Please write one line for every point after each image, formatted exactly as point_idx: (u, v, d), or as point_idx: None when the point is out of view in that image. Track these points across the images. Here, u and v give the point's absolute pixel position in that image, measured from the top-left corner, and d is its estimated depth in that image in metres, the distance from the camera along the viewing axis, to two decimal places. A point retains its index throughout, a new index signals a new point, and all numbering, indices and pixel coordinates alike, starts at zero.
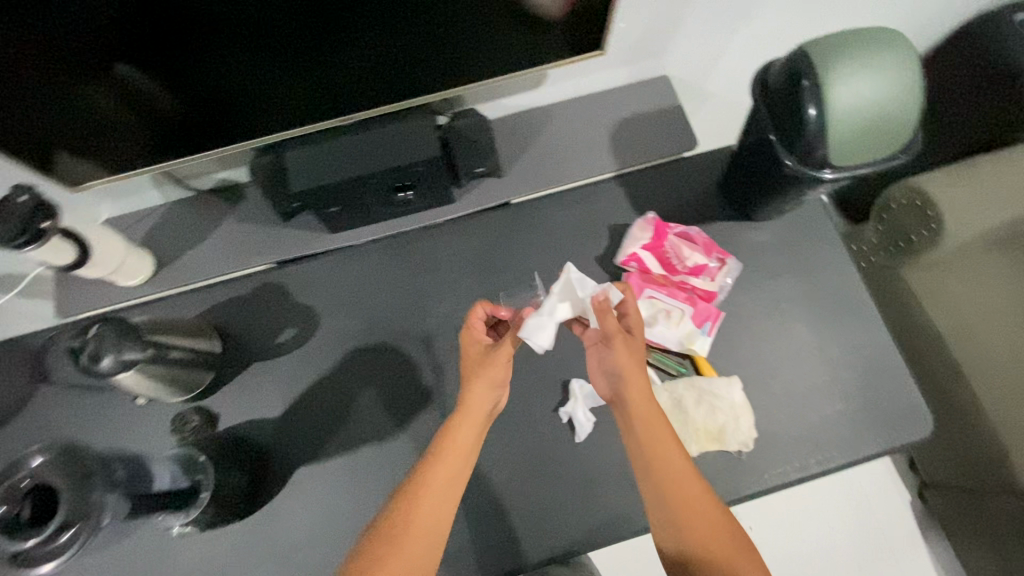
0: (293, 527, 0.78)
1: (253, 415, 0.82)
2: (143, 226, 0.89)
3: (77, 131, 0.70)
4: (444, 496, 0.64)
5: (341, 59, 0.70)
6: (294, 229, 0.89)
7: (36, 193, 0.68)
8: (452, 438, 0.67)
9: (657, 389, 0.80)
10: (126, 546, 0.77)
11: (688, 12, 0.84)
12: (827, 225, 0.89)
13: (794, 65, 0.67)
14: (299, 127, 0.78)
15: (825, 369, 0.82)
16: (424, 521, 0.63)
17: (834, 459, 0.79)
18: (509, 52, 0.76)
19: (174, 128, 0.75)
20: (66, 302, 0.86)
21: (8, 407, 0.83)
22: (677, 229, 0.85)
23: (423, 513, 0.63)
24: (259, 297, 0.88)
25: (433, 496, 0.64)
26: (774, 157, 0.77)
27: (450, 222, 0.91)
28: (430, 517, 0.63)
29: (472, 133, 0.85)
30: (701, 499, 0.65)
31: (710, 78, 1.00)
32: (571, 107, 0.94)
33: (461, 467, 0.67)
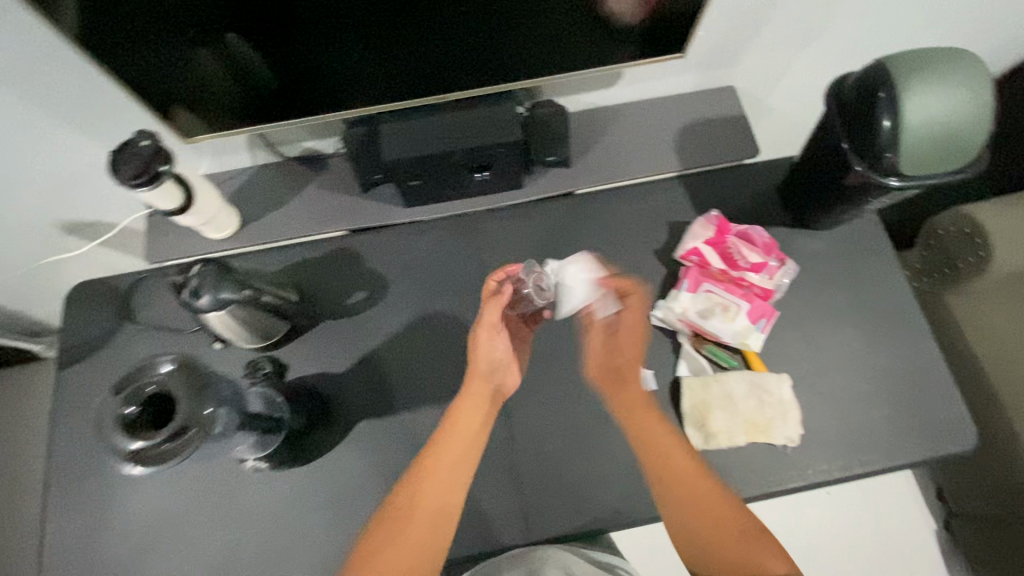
0: (349, 476, 0.81)
1: (319, 367, 0.87)
2: (233, 184, 0.95)
3: (196, 86, 0.76)
4: (448, 479, 0.71)
5: (442, 40, 0.75)
6: (370, 200, 0.95)
7: (157, 139, 0.74)
8: (455, 426, 0.74)
9: (709, 379, 0.83)
10: (193, 478, 0.81)
11: (761, 26, 0.89)
12: (881, 238, 0.92)
13: (872, 78, 0.71)
14: (391, 102, 0.83)
15: (872, 376, 0.85)
16: (429, 509, 0.69)
17: (877, 463, 0.81)
18: (595, 48, 0.81)
19: (268, 98, 0.80)
20: (156, 248, 0.92)
21: (96, 340, 0.89)
22: (739, 227, 0.88)
23: (427, 496, 0.70)
24: (334, 261, 0.93)
25: (436, 481, 0.71)
26: (839, 167, 0.80)
27: (517, 206, 0.96)
28: (437, 500, 0.70)
29: (550, 123, 0.90)
30: (707, 496, 0.69)
31: (772, 92, 1.04)
32: (640, 106, 0.99)
33: (464, 452, 0.73)
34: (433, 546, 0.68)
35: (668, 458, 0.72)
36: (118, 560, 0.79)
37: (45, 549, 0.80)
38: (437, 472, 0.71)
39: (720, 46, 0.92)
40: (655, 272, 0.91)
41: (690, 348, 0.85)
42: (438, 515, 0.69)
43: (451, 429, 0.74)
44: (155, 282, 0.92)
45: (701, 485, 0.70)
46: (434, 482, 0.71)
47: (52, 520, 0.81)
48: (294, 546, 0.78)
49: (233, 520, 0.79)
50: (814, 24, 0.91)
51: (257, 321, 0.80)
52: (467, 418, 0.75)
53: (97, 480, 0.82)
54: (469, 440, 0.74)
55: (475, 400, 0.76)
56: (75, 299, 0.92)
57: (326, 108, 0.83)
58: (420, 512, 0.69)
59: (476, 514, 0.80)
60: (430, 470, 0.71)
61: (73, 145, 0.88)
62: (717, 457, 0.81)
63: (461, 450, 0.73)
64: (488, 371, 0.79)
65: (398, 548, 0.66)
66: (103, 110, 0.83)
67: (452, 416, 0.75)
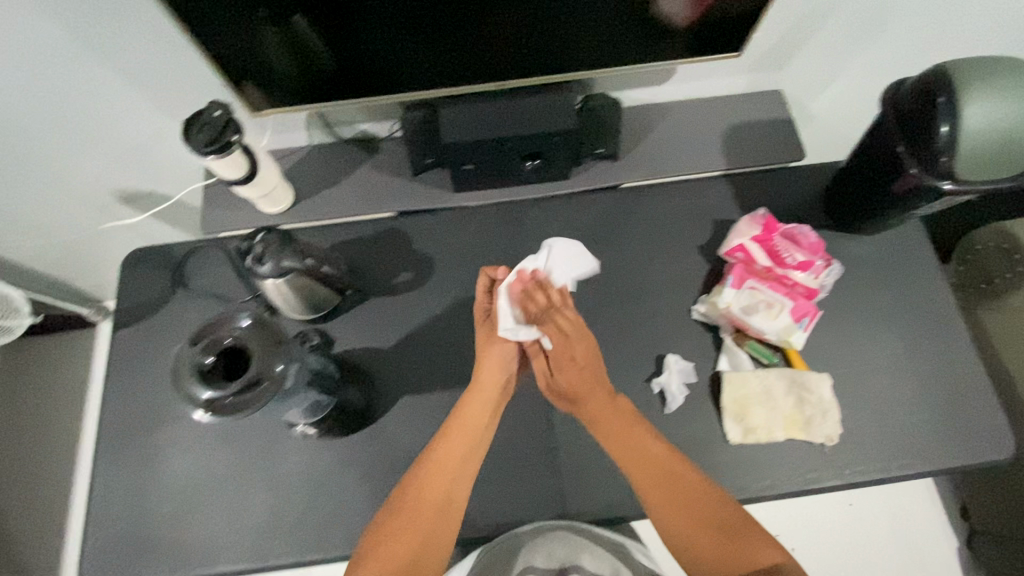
0: (391, 450, 0.82)
1: (364, 342, 0.89)
2: (288, 161, 0.98)
3: (267, 60, 0.79)
4: (451, 474, 0.73)
5: (508, 27, 0.77)
6: (421, 182, 0.97)
7: (229, 109, 0.76)
8: (457, 425, 0.76)
9: (750, 374, 0.83)
10: (238, 442, 0.83)
11: (814, 30, 0.91)
12: (924, 246, 0.92)
13: (930, 84, 0.72)
14: (451, 86, 0.85)
15: (913, 380, 0.85)
16: (437, 503, 0.72)
17: (915, 467, 0.81)
18: (655, 44, 0.83)
19: (327, 81, 0.83)
20: (211, 219, 0.95)
21: (150, 304, 0.92)
22: (786, 227, 0.89)
23: (426, 494, 0.72)
24: (382, 240, 0.95)
25: (436, 478, 0.73)
26: (890, 172, 0.81)
27: (563, 196, 0.98)
28: (440, 496, 0.72)
29: (606, 114, 0.91)
30: (697, 499, 0.71)
31: (817, 98, 1.06)
32: (688, 105, 1.00)
33: (466, 448, 0.75)
34: (436, 540, 0.70)
35: (653, 465, 0.73)
36: (162, 517, 0.80)
37: (92, 502, 0.82)
38: (437, 470, 0.73)
39: (771, 49, 0.94)
40: (697, 267, 0.92)
41: (732, 343, 0.86)
42: (440, 511, 0.72)
43: (455, 427, 0.76)
44: (209, 252, 0.94)
45: (690, 489, 0.72)
46: (437, 479, 0.73)
47: (100, 475, 0.83)
48: (333, 514, 0.79)
49: (275, 485, 0.81)
50: (867, 31, 0.92)
51: (310, 292, 0.82)
52: (472, 416, 0.77)
53: (145, 439, 0.84)
54: (470, 438, 0.76)
55: (484, 391, 0.79)
56: (131, 265, 0.94)
57: (388, 91, 0.85)
58: (421, 509, 0.71)
59: (514, 493, 0.81)
60: (433, 466, 0.73)
61: (140, 115, 0.92)
62: (755, 451, 0.82)
63: (463, 446, 0.75)
64: (503, 360, 0.80)
65: (400, 544, 0.68)
66: (173, 81, 0.86)
67: (457, 413, 0.77)
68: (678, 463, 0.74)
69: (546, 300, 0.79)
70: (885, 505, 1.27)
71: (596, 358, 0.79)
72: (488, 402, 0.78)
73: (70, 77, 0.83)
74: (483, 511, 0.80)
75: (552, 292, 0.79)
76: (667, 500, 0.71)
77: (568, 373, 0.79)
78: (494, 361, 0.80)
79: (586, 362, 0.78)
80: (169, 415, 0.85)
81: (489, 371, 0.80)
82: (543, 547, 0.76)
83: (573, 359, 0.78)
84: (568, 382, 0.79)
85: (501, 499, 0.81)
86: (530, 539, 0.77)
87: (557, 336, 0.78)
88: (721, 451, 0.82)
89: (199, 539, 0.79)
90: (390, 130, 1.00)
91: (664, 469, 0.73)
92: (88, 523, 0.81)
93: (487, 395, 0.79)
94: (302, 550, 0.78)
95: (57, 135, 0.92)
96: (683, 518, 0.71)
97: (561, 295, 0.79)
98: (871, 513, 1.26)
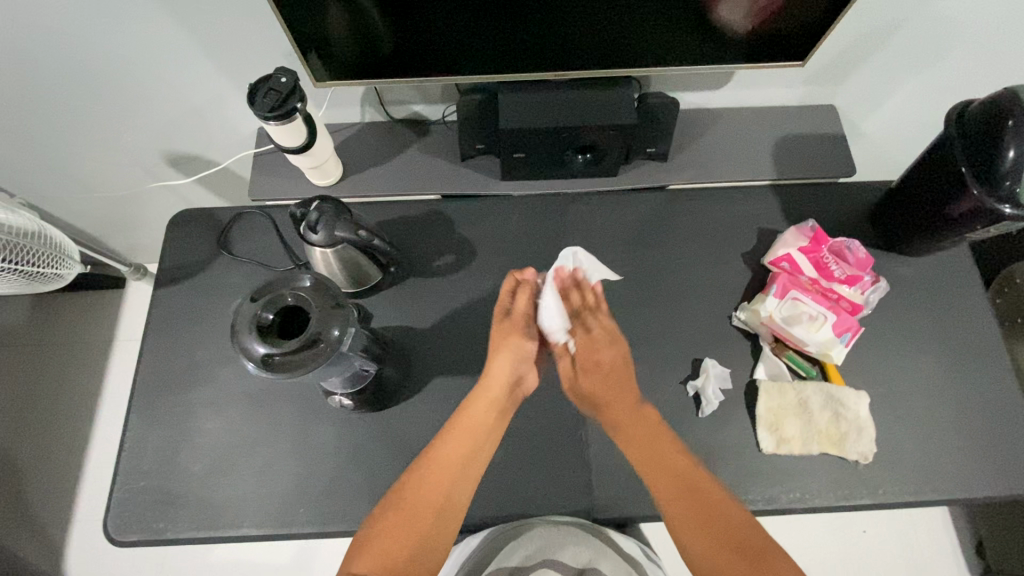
0: (420, 429, 0.82)
1: (403, 320, 0.89)
2: (340, 136, 0.99)
3: (335, 33, 0.79)
4: (452, 476, 0.71)
5: (579, 20, 0.77)
6: (469, 167, 0.98)
7: (295, 77, 0.77)
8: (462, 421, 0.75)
9: (787, 386, 0.83)
10: (272, 407, 0.83)
11: (877, 48, 0.91)
12: (970, 273, 0.92)
13: (998, 109, 0.71)
14: (513, 73, 0.85)
15: (951, 405, 0.84)
16: (434, 498, 0.70)
17: (951, 494, 0.80)
18: (720, 48, 0.83)
19: (388, 59, 0.83)
20: (260, 186, 0.96)
21: (193, 265, 0.93)
22: (835, 242, 0.88)
23: (424, 494, 0.70)
24: (426, 221, 0.95)
25: (436, 478, 0.71)
26: (945, 194, 0.80)
27: (609, 192, 0.98)
28: (441, 496, 0.70)
29: (661, 113, 0.89)
30: (716, 516, 0.68)
31: (869, 117, 1.06)
32: (741, 114, 1.01)
33: (466, 452, 0.73)
34: (431, 541, 0.68)
35: (667, 482, 0.71)
36: (189, 473, 0.81)
37: (122, 453, 0.82)
38: (436, 471, 0.71)
39: (831, 63, 0.94)
40: (740, 273, 0.92)
41: (771, 352, 0.85)
42: (440, 511, 0.70)
43: (457, 429, 0.74)
44: (253, 219, 0.95)
45: (706, 503, 0.69)
46: (436, 480, 0.71)
47: (133, 427, 0.83)
48: (360, 487, 0.79)
49: (305, 453, 0.81)
50: (928, 54, 0.92)
51: (356, 265, 0.83)
52: (477, 420, 0.75)
53: (179, 395, 0.85)
54: (471, 442, 0.74)
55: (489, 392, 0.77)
56: (178, 224, 0.96)
57: (449, 73, 0.85)
58: (420, 507, 0.69)
59: (542, 482, 0.80)
60: (432, 466, 0.71)
61: (201, 77, 0.93)
62: (788, 462, 0.81)
63: (462, 450, 0.73)
64: (522, 357, 0.81)
65: (397, 540, 0.66)
66: (239, 46, 0.87)
67: (459, 414, 0.76)
68: (691, 479, 0.71)
69: (580, 301, 0.85)
70: (898, 537, 1.25)
71: (624, 362, 0.81)
72: (490, 407, 0.77)
73: (141, 31, 0.84)
74: (510, 498, 0.80)
75: (586, 292, 0.85)
76: (681, 514, 0.69)
77: (594, 379, 0.80)
78: (506, 360, 0.79)
79: (613, 369, 0.80)
80: (205, 375, 0.86)
81: (500, 370, 0.79)
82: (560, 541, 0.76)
83: (601, 364, 0.81)
84: (591, 389, 0.79)
85: (528, 487, 0.80)
86: (545, 530, 0.77)
87: (586, 341, 0.82)
88: (754, 459, 0.81)
89: (225, 500, 0.79)
90: (443, 113, 1.00)
91: (678, 485, 0.70)
92: (116, 473, 0.82)
93: (491, 399, 0.77)
94: (326, 520, 0.78)
95: (119, 90, 0.94)
96: (704, 532, 0.67)
97: (596, 299, 0.85)
98: (883, 544, 1.24)
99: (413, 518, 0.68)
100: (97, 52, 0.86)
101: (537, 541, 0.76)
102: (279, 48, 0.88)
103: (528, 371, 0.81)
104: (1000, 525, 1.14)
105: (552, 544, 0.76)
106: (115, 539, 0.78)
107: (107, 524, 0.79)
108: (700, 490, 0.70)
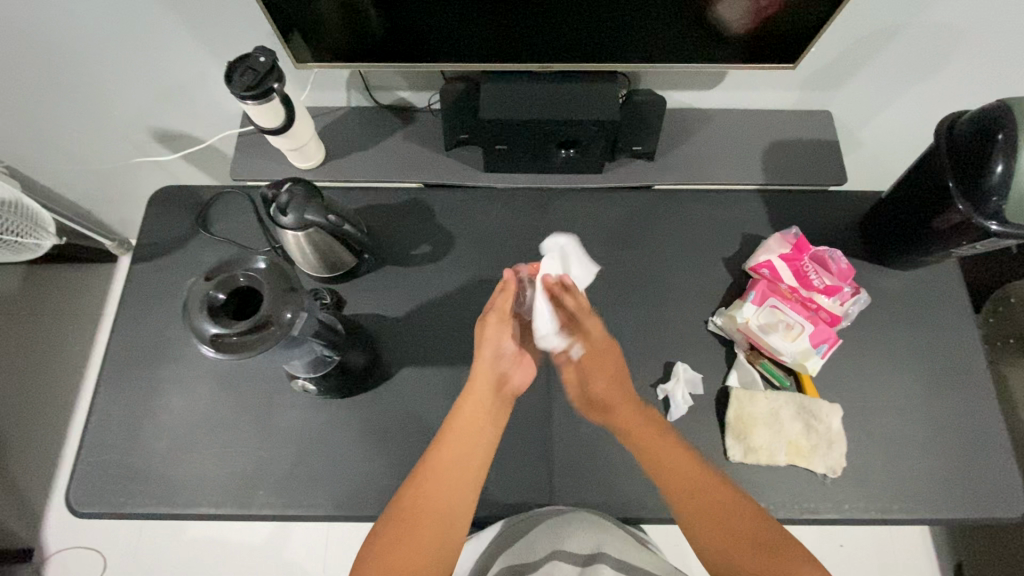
0: (385, 417, 0.81)
1: (375, 308, 0.88)
2: (325, 120, 0.98)
3: (316, 14, 0.78)
4: (456, 475, 0.70)
5: (565, 9, 0.75)
6: (452, 158, 0.97)
7: (273, 57, 0.77)
8: (464, 421, 0.73)
9: (759, 395, 0.81)
10: (239, 387, 0.83)
11: (874, 55, 0.89)
12: (955, 290, 0.89)
13: (987, 120, 0.69)
14: (498, 63, 0.83)
15: (926, 423, 0.82)
16: (439, 498, 0.69)
17: (919, 513, 0.78)
18: (709, 47, 0.81)
19: (371, 44, 0.82)
20: (242, 166, 0.95)
21: (171, 242, 0.92)
22: (818, 250, 0.86)
23: (426, 499, 0.68)
24: (405, 210, 0.95)
25: (438, 482, 0.69)
26: (931, 207, 0.78)
27: (593, 190, 0.96)
28: (446, 503, 0.69)
29: (644, 111, 0.90)
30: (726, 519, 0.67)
31: (866, 125, 1.03)
32: (731, 115, 0.98)
33: (468, 456, 0.72)
34: (441, 543, 0.66)
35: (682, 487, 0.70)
36: (154, 450, 0.81)
37: (89, 427, 0.82)
38: (438, 476, 0.70)
39: (825, 67, 0.91)
40: (719, 278, 0.90)
41: (744, 360, 0.84)
42: (443, 516, 0.68)
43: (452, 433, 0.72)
44: (233, 199, 0.94)
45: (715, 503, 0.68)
46: (439, 487, 0.69)
47: (101, 402, 0.84)
48: (321, 472, 0.79)
49: (268, 435, 0.81)
50: (925, 62, 0.89)
51: (329, 250, 0.82)
52: (476, 422, 0.74)
53: (148, 372, 0.85)
54: (473, 445, 0.72)
55: (483, 392, 0.76)
56: (158, 201, 0.95)
57: (432, 60, 0.84)
58: (425, 511, 0.67)
59: (503, 478, 0.80)
60: (435, 468, 0.70)
61: (184, 54, 0.92)
62: (755, 472, 0.79)
63: (465, 453, 0.71)
64: (494, 361, 0.78)
65: (409, 547, 0.65)
66: (220, 24, 0.86)
67: (456, 411, 0.74)
68: (687, 483, 0.70)
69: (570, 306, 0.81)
70: (875, 552, 1.23)
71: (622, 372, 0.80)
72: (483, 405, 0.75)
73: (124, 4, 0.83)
74: None
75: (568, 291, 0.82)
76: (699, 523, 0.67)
77: (596, 382, 0.79)
78: (488, 355, 0.78)
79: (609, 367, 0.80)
80: (175, 353, 0.86)
81: (480, 376, 0.76)
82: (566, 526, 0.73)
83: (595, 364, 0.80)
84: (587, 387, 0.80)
85: (489, 482, 0.79)
86: (552, 518, 0.75)
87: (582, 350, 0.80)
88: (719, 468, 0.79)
89: (187, 478, 0.79)
90: (429, 101, 0.99)
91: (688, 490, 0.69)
92: (82, 446, 0.82)
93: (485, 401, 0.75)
94: (286, 503, 0.78)
95: (102, 64, 0.93)
96: (716, 536, 0.66)
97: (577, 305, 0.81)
98: (860, 562, 1.23)
99: (417, 528, 0.66)
100: (78, 25, 0.86)
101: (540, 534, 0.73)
102: (261, 28, 0.87)
103: (512, 368, 0.80)
104: (976, 546, 1.11)
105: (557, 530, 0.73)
106: (77, 512, 0.79)
107: (70, 496, 0.79)
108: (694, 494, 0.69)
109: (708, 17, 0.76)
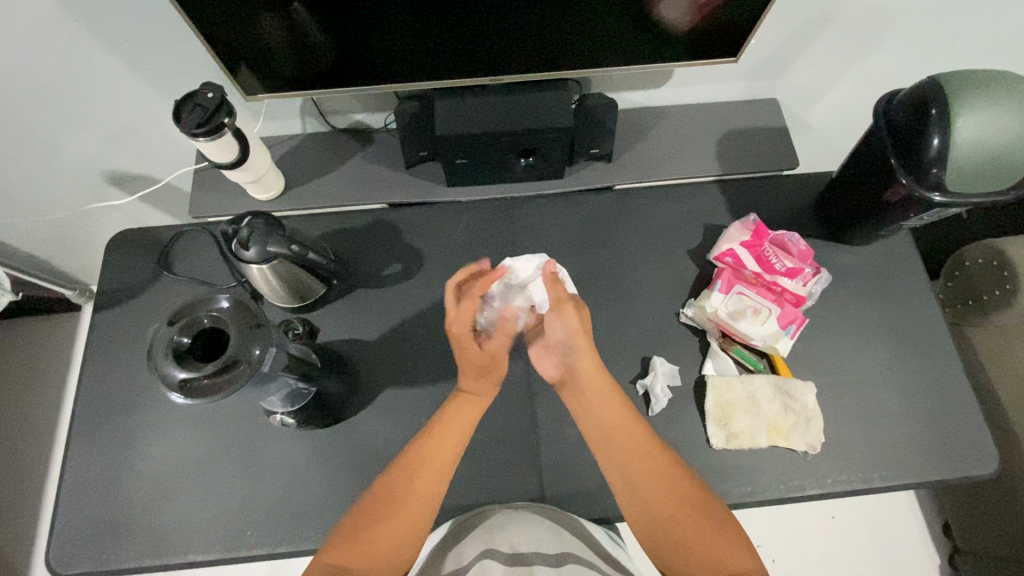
0: (370, 442, 0.81)
1: (350, 332, 0.87)
2: (281, 150, 0.98)
3: (258, 46, 0.77)
4: (431, 473, 0.67)
5: (506, 20, 0.76)
6: (413, 176, 0.97)
7: (221, 92, 0.76)
8: (447, 417, 0.71)
9: (734, 381, 0.83)
10: (218, 427, 0.82)
11: (811, 43, 0.92)
12: (911, 259, 0.93)
13: (923, 95, 0.72)
14: (448, 79, 0.84)
15: (896, 391, 0.85)
16: (411, 497, 0.65)
17: (897, 479, 0.81)
18: (651, 49, 0.83)
19: (319, 69, 0.81)
20: (202, 203, 0.94)
21: (134, 286, 0.91)
22: (776, 235, 0.89)
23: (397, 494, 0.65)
24: (371, 231, 0.94)
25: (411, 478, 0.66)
26: (878, 183, 0.81)
27: (556, 195, 0.98)
28: (421, 500, 0.65)
29: (601, 115, 0.88)
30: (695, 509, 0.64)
31: (813, 108, 1.07)
32: (682, 111, 1.01)
33: (454, 451, 0.69)
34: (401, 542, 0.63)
35: (663, 474, 0.67)
36: (134, 499, 0.79)
37: (63, 483, 0.80)
38: (413, 474, 0.66)
39: (767, 58, 0.94)
40: (687, 270, 0.92)
41: (718, 348, 0.85)
42: (413, 512, 0.65)
43: (442, 424, 0.70)
44: (195, 235, 0.93)
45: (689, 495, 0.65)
46: (420, 476, 0.66)
47: (75, 457, 0.81)
48: (311, 504, 0.78)
49: (251, 474, 0.79)
50: (860, 45, 0.93)
51: (297, 280, 0.81)
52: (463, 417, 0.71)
53: (121, 422, 0.83)
54: (458, 439, 0.70)
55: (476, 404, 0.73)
56: (115, 246, 0.93)
57: (381, 81, 0.83)
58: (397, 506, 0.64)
59: (494, 489, 0.80)
60: (414, 468, 0.67)
61: (131, 95, 0.91)
62: (738, 457, 0.81)
63: (451, 448, 0.69)
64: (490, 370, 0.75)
65: (370, 546, 0.62)
66: (165, 62, 0.86)
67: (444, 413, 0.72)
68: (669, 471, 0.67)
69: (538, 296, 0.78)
70: (865, 522, 1.26)
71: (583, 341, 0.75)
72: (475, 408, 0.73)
73: (60, 50, 0.81)
74: (462, 507, 0.79)
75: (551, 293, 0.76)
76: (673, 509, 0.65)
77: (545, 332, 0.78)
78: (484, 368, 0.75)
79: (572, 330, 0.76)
80: (147, 400, 0.84)
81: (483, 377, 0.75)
82: (509, 525, 0.70)
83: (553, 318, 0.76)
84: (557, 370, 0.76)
85: (481, 495, 0.79)
86: (496, 515, 0.72)
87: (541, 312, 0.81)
88: (706, 455, 0.81)
89: (171, 525, 0.77)
90: (386, 121, 1.00)
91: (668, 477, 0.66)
92: (58, 506, 0.80)
93: (474, 394, 0.74)
94: (276, 541, 0.76)
95: (45, 114, 0.91)
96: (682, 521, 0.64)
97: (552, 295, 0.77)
98: (853, 530, 1.25)
99: (382, 523, 0.63)
100: (17, 79, 0.83)
101: (478, 532, 0.70)
102: (207, 63, 0.86)
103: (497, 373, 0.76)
104: (955, 501, 1.15)
105: (499, 526, 0.70)
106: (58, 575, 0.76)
107: (49, 559, 0.77)
108: (647, 479, 0.67)
109: (649, 16, 0.77)
